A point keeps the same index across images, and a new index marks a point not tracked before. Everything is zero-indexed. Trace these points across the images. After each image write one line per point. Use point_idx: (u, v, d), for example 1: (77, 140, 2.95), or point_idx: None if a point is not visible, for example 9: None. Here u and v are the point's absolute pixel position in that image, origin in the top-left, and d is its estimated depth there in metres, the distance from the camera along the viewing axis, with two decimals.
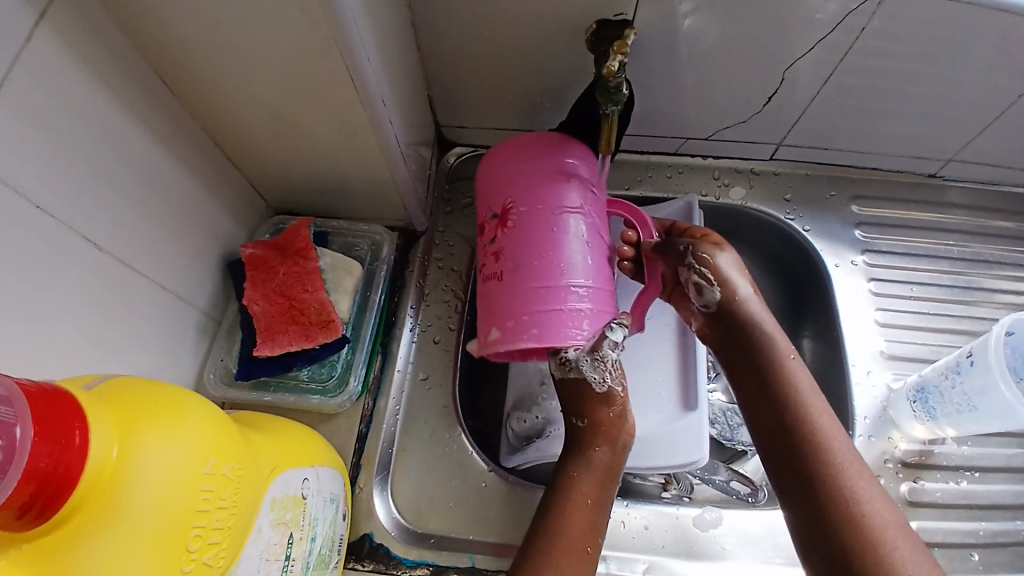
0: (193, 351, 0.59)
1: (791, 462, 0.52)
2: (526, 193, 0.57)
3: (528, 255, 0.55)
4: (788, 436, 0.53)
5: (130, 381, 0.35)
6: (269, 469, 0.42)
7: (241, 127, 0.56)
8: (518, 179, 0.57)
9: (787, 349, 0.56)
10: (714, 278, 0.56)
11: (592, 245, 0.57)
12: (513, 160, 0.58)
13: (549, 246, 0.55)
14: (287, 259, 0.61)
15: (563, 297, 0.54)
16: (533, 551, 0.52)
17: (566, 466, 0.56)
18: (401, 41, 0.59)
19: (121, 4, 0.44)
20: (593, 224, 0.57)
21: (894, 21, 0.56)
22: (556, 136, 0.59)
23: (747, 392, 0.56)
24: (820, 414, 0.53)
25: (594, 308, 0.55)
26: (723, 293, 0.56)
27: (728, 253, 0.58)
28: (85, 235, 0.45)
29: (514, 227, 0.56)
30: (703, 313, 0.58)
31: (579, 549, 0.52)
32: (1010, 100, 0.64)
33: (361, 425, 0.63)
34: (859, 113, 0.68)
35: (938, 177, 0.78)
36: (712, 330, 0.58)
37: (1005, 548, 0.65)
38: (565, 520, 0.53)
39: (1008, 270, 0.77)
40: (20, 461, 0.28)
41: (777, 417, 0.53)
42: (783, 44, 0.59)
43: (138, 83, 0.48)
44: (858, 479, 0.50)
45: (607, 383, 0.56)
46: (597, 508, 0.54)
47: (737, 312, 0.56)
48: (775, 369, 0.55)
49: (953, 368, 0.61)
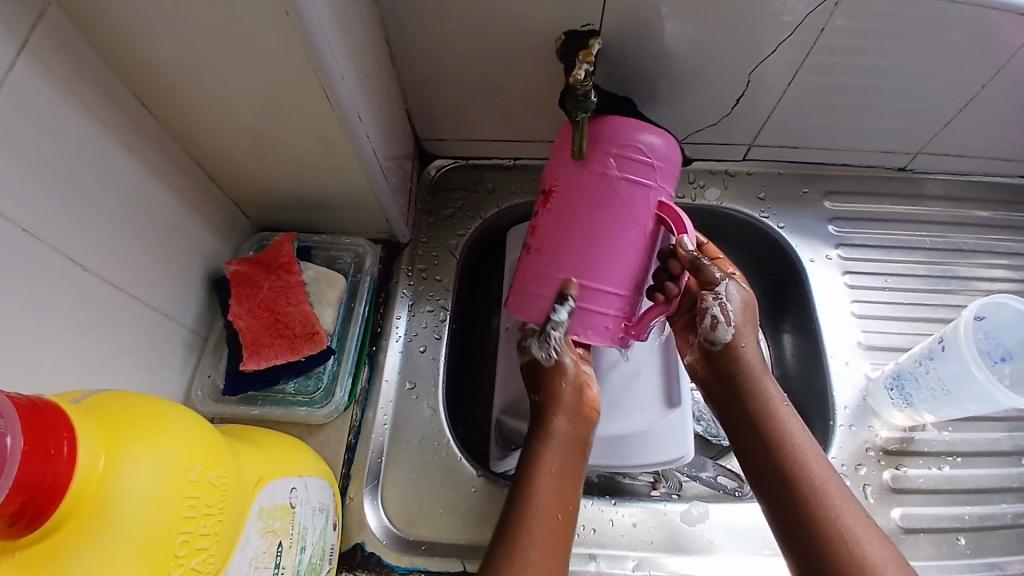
0: (180, 367, 0.59)
1: (790, 507, 0.54)
2: (573, 181, 0.55)
3: (555, 241, 0.56)
4: (782, 478, 0.55)
5: (114, 396, 0.37)
6: (256, 478, 0.43)
7: (223, 147, 0.57)
8: (578, 164, 0.55)
9: (778, 397, 0.59)
10: (730, 321, 0.59)
11: (625, 253, 0.55)
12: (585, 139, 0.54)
13: (577, 242, 0.55)
14: (271, 274, 0.62)
15: (577, 294, 0.55)
16: (512, 531, 0.52)
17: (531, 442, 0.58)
18: (377, 57, 0.60)
19: (100, 32, 0.45)
20: (635, 233, 0.55)
21: (853, 20, 0.58)
22: (631, 122, 0.54)
23: (742, 438, 0.58)
24: (813, 455, 0.55)
25: (600, 314, 0.56)
26: (733, 336, 0.60)
27: (751, 305, 0.61)
28: (71, 256, 0.46)
29: (551, 210, 0.56)
30: (704, 348, 0.61)
31: (552, 516, 0.53)
32: (974, 91, 0.66)
33: (349, 436, 0.63)
34: (828, 110, 0.70)
35: (908, 170, 0.80)
36: (704, 368, 0.62)
37: (993, 531, 0.66)
38: (536, 491, 0.54)
39: (982, 258, 0.79)
40: (11, 469, 0.30)
41: (772, 463, 0.56)
42: (748, 47, 0.61)
43: (119, 107, 0.50)
44: (854, 518, 0.51)
45: (554, 357, 0.58)
46: (563, 476, 0.56)
47: (739, 357, 0.59)
48: (767, 416, 0.57)
49: (927, 355, 0.63)
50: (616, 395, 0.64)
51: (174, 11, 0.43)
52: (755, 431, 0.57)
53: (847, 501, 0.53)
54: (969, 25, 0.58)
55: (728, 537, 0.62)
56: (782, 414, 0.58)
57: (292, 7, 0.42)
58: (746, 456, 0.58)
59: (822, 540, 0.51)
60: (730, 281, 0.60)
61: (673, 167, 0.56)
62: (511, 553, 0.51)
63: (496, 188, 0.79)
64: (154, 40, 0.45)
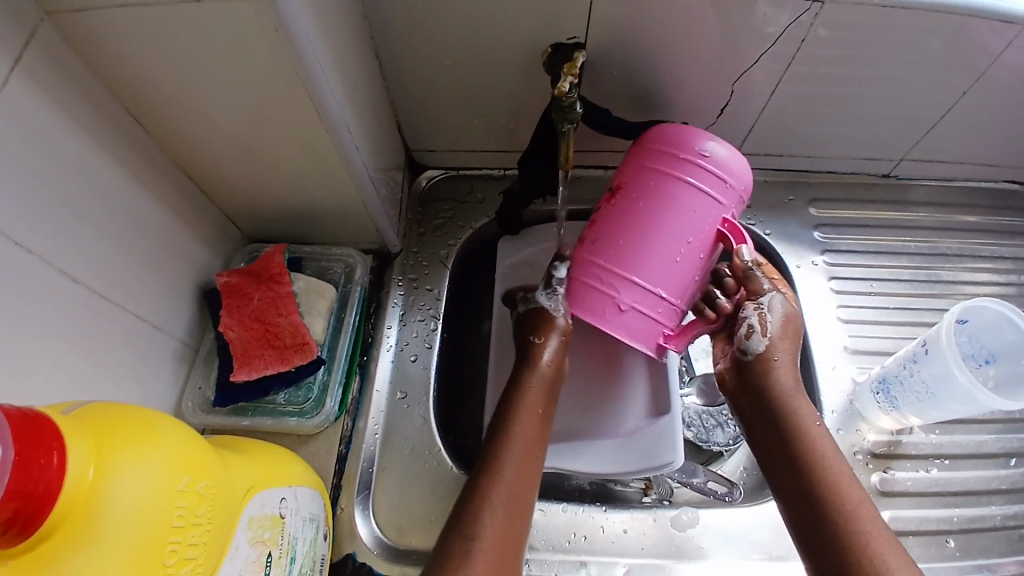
0: (171, 379, 0.60)
1: (818, 530, 0.51)
2: (639, 180, 0.57)
3: (610, 234, 0.57)
4: (811, 498, 0.52)
5: (105, 406, 0.38)
6: (245, 488, 0.44)
7: (216, 162, 0.58)
8: (654, 166, 0.57)
9: (811, 418, 0.57)
10: (767, 332, 0.60)
11: (683, 260, 0.56)
12: (667, 145, 0.57)
13: (631, 238, 0.56)
14: (261, 285, 0.62)
15: (620, 288, 0.55)
16: (476, 504, 0.51)
17: (517, 380, 0.59)
18: (366, 71, 0.61)
19: (92, 50, 0.46)
20: (698, 243, 0.56)
21: (831, 31, 0.59)
22: (706, 136, 0.57)
23: (770, 458, 0.57)
24: (845, 476, 0.53)
25: (644, 315, 0.56)
26: (767, 347, 0.59)
27: (793, 321, 0.61)
28: (62, 269, 0.46)
29: (612, 206, 0.58)
30: (737, 357, 0.60)
31: (531, 452, 0.55)
32: (954, 98, 0.67)
33: (340, 446, 0.63)
34: (811, 118, 0.71)
35: (893, 177, 0.81)
36: (734, 378, 0.61)
37: (982, 533, 0.66)
38: (514, 431, 0.56)
39: (967, 262, 0.80)
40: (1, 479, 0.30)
41: (801, 485, 0.53)
42: (731, 57, 0.63)
43: (112, 123, 0.50)
44: (886, 544, 0.49)
45: (560, 311, 0.59)
46: (544, 418, 0.58)
47: (770, 371, 0.58)
48: (799, 436, 0.55)
49: (911, 358, 0.63)
50: (607, 402, 0.65)
51: (168, 27, 0.43)
52: (783, 451, 0.56)
53: (878, 525, 0.50)
54: (945, 33, 0.59)
55: (719, 542, 0.62)
56: (812, 434, 0.56)
57: (281, 22, 0.43)
58: (772, 474, 0.56)
59: (849, 563, 0.48)
60: (775, 295, 0.61)
61: (744, 192, 0.58)
62: (473, 525, 0.50)
63: (487, 198, 0.79)
64: (145, 55, 0.46)
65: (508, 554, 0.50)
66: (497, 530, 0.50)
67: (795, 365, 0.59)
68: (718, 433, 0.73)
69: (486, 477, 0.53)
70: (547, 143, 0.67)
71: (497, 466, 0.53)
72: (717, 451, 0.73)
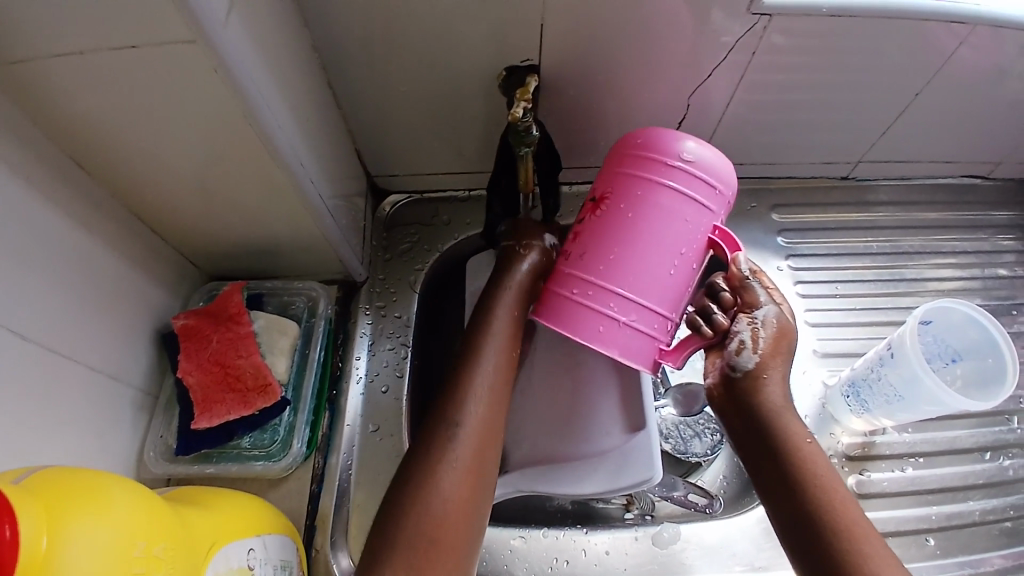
0: (131, 429, 0.57)
1: (816, 550, 0.50)
2: (625, 189, 0.55)
3: (599, 247, 0.55)
4: (807, 518, 0.51)
5: (53, 474, 0.36)
6: (207, 546, 0.43)
7: (167, 204, 0.56)
8: (642, 174, 0.54)
9: (803, 434, 0.55)
10: (757, 350, 0.57)
11: (676, 272, 0.55)
12: (650, 150, 0.54)
13: (621, 251, 0.54)
14: (220, 326, 0.61)
15: (613, 304, 0.54)
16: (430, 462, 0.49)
17: (492, 288, 0.59)
18: (320, 100, 0.60)
19: (28, 98, 0.44)
20: (690, 253, 0.55)
21: (782, 41, 0.60)
22: (692, 139, 0.54)
23: (766, 477, 0.54)
24: (840, 493, 0.52)
25: (640, 332, 0.54)
26: (756, 365, 0.56)
27: (786, 337, 0.58)
28: (7, 327, 0.44)
29: (598, 218, 0.56)
30: (725, 373, 0.58)
31: (509, 352, 0.56)
32: (908, 99, 0.69)
33: (313, 485, 0.62)
34: (769, 126, 0.72)
35: (852, 179, 0.83)
36: (721, 394, 0.58)
37: (959, 529, 0.67)
38: (490, 337, 0.56)
39: (929, 258, 0.82)
40: None
41: (797, 503, 0.52)
42: (687, 70, 0.63)
43: (55, 171, 0.48)
44: (885, 561, 0.48)
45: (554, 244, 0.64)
46: (518, 322, 0.58)
47: (760, 389, 0.56)
48: (791, 453, 0.54)
49: (878, 361, 0.64)
50: (579, 422, 0.65)
51: (106, 75, 0.42)
52: (776, 468, 0.54)
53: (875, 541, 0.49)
54: (894, 37, 0.60)
55: (702, 557, 0.62)
56: (804, 455, 0.54)
57: (221, 63, 0.42)
58: (766, 491, 0.54)
59: None
60: (770, 308, 0.59)
61: (731, 196, 0.57)
62: (453, 423, 0.51)
63: (452, 220, 0.79)
64: (83, 102, 0.44)
65: (485, 448, 0.51)
66: (477, 427, 0.51)
67: (785, 381, 0.57)
68: (697, 444, 0.72)
69: (463, 377, 0.54)
70: (508, 166, 0.67)
71: (475, 364, 0.54)
72: (696, 462, 0.72)
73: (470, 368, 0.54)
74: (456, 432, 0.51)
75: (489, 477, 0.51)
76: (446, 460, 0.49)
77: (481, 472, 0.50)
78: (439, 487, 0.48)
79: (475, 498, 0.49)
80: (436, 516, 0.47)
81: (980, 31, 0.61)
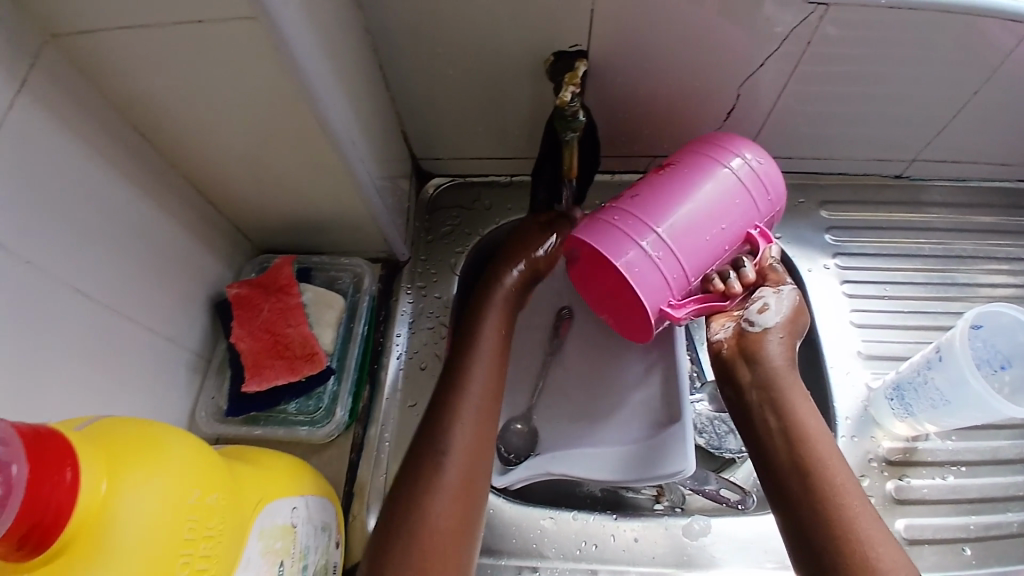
0: (184, 390, 0.61)
1: (802, 505, 0.50)
2: (693, 161, 0.57)
3: (652, 193, 0.56)
4: (797, 473, 0.51)
5: (116, 422, 0.38)
6: (255, 500, 0.45)
7: (224, 177, 0.58)
8: (715, 155, 0.57)
9: (800, 393, 0.55)
10: (778, 317, 0.58)
11: (710, 243, 0.55)
12: (730, 143, 0.58)
13: (671, 201, 0.55)
14: (271, 296, 0.63)
15: (647, 239, 0.53)
16: (427, 476, 0.52)
17: (478, 307, 0.62)
18: (371, 82, 0.62)
19: (102, 72, 0.47)
20: (728, 234, 0.56)
21: (837, 32, 0.59)
22: (764, 153, 0.59)
23: (758, 430, 0.54)
24: (833, 453, 0.52)
25: (658, 276, 0.53)
26: (777, 328, 0.57)
27: (804, 317, 0.59)
28: (73, 285, 0.47)
29: (659, 174, 0.57)
30: (744, 329, 0.58)
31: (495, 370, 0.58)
32: (967, 97, 0.66)
33: (352, 454, 0.64)
34: (821, 120, 0.71)
35: (905, 178, 0.80)
36: (734, 350, 0.58)
37: (999, 540, 0.65)
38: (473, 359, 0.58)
39: (984, 263, 0.79)
40: (15, 498, 0.31)
41: (789, 459, 0.52)
42: (738, 60, 0.62)
43: (122, 142, 0.51)
44: (870, 524, 0.48)
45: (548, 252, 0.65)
46: (504, 339, 0.61)
47: (767, 355, 0.56)
48: (787, 410, 0.54)
49: (925, 364, 0.62)
50: (611, 410, 0.66)
51: (170, 49, 0.44)
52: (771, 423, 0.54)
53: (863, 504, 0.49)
54: (957, 32, 0.58)
55: (732, 551, 0.62)
56: (801, 413, 0.53)
57: (280, 43, 0.44)
58: (757, 445, 0.54)
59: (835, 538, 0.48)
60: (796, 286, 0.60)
61: (779, 210, 0.59)
62: (438, 451, 0.53)
63: (494, 205, 0.79)
64: (150, 76, 0.47)
65: (473, 476, 0.53)
66: (464, 450, 0.53)
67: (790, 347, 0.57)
68: (731, 439, 0.72)
69: (452, 401, 0.55)
70: (553, 152, 0.67)
71: (462, 394, 0.56)
72: (730, 458, 0.72)
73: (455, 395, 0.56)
74: (441, 462, 0.52)
75: (478, 503, 0.53)
76: (435, 489, 0.51)
77: (469, 496, 0.52)
78: (432, 509, 0.50)
79: (463, 527, 0.51)
80: (427, 530, 0.49)
81: None
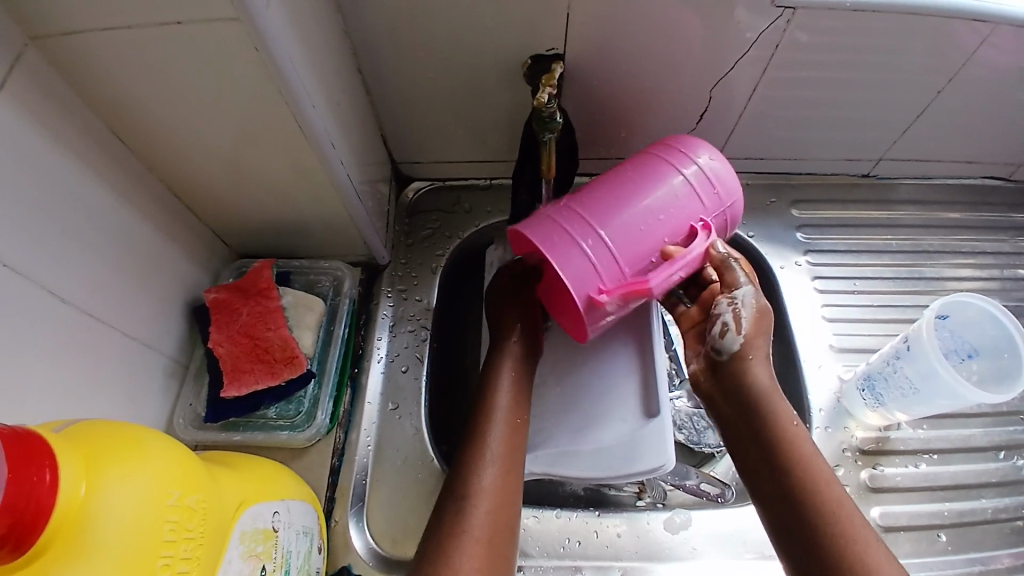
0: (162, 396, 0.60)
1: (800, 536, 0.48)
2: (638, 163, 0.59)
3: (595, 192, 0.58)
4: (792, 504, 0.50)
5: (94, 424, 0.38)
6: (236, 503, 0.44)
7: (201, 180, 0.58)
8: (662, 156, 0.59)
9: (788, 415, 0.53)
10: (740, 331, 0.54)
11: (647, 233, 0.56)
12: (680, 144, 0.60)
13: (610, 198, 0.57)
14: (250, 300, 0.63)
15: (579, 230, 0.55)
16: (449, 526, 0.49)
17: (490, 361, 0.60)
18: (350, 85, 0.62)
19: (78, 74, 0.47)
20: (669, 225, 0.56)
21: (805, 36, 0.61)
22: (715, 153, 0.59)
23: (750, 463, 0.53)
24: (826, 476, 0.50)
25: (590, 264, 0.54)
26: (743, 345, 0.54)
27: (768, 317, 0.55)
28: (51, 289, 0.47)
29: (605, 177, 0.59)
30: (713, 357, 0.56)
31: (512, 421, 0.56)
32: (930, 98, 0.69)
33: (333, 459, 0.64)
34: (791, 122, 0.73)
35: (872, 177, 0.83)
36: (708, 379, 0.56)
37: (971, 525, 0.67)
38: (491, 413, 0.56)
39: (949, 258, 0.81)
40: None
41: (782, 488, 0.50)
42: (711, 64, 0.64)
43: (98, 145, 0.51)
44: (872, 550, 0.46)
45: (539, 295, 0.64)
46: (519, 391, 0.59)
47: (745, 370, 0.54)
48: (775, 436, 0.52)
49: (894, 355, 0.64)
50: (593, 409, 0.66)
51: (150, 49, 0.44)
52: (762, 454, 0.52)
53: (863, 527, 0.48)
54: (920, 34, 0.61)
55: (714, 545, 0.63)
56: (790, 438, 0.52)
57: (263, 43, 0.44)
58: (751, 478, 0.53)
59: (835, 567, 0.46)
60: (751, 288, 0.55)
61: (733, 208, 0.60)
62: (461, 498, 0.51)
63: (473, 208, 0.80)
64: (128, 78, 0.47)
65: (500, 525, 0.50)
66: (489, 496, 0.51)
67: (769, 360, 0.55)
68: (709, 434, 0.73)
69: (472, 450, 0.54)
70: (531, 153, 0.68)
71: (480, 446, 0.54)
72: (710, 452, 0.73)
73: (473, 453, 0.53)
74: (464, 507, 0.50)
75: (508, 550, 0.50)
76: (460, 540, 0.48)
77: (496, 545, 0.49)
78: (453, 565, 0.47)
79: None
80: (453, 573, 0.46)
81: (1002, 30, 0.61)
